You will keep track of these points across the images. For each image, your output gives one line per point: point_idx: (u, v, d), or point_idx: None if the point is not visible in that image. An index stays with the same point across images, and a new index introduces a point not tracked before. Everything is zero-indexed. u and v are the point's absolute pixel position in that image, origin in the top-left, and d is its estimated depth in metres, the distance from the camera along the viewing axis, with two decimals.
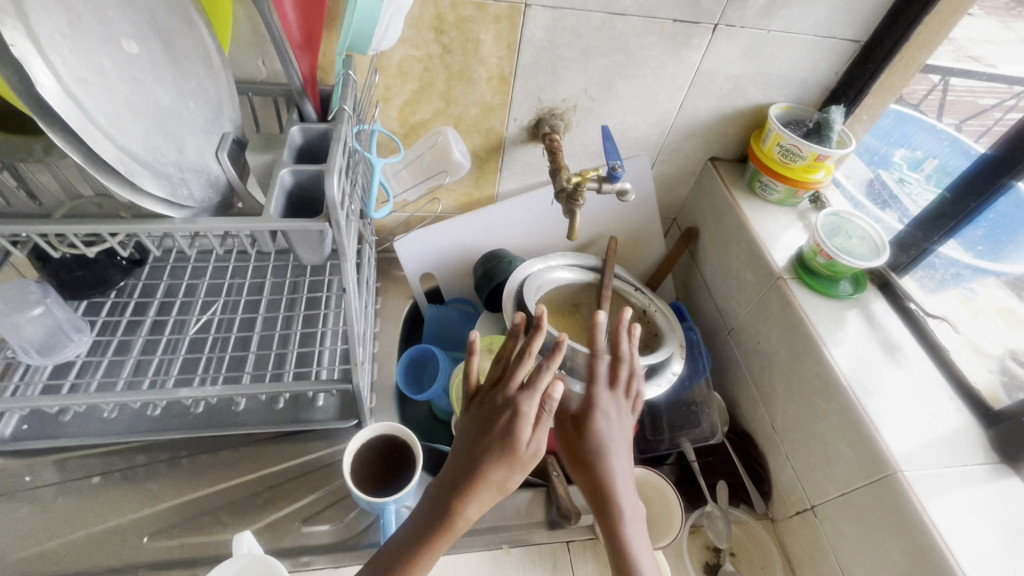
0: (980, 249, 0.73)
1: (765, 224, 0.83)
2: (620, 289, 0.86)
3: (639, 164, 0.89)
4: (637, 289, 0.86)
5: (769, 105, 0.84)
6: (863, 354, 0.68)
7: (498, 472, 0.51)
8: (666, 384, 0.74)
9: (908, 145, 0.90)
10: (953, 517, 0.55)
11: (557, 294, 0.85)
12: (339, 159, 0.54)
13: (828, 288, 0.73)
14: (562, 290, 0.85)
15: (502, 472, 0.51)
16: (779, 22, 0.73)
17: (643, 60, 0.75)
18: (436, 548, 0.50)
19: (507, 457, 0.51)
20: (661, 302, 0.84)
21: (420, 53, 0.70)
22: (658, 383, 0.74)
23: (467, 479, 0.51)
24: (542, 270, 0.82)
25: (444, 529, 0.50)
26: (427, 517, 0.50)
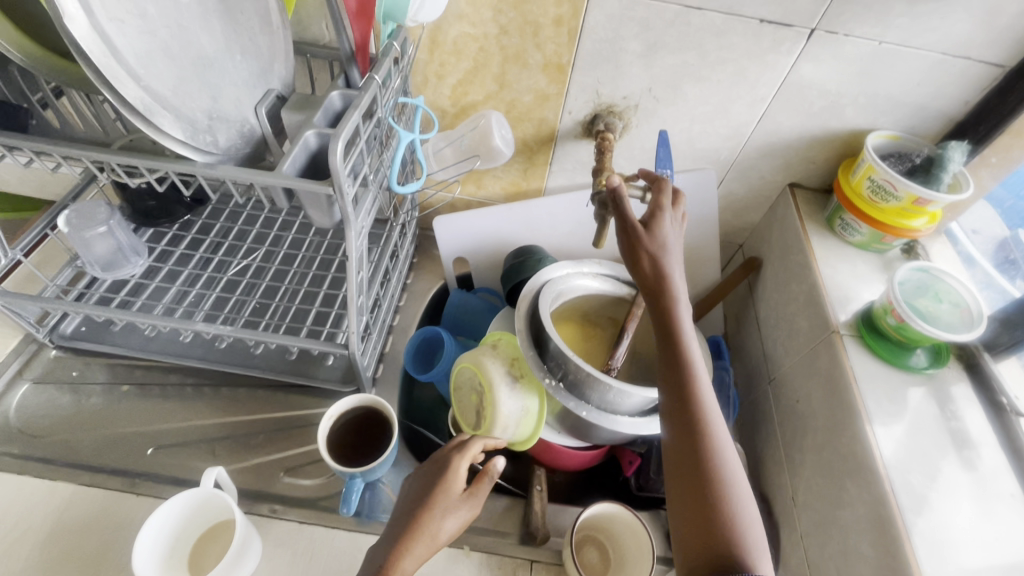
0: None
1: (836, 268, 0.71)
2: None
3: (704, 178, 0.81)
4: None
5: (871, 132, 0.71)
6: (922, 441, 0.56)
7: (432, 521, 0.53)
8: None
9: None
10: None
11: (579, 304, 0.81)
12: (353, 125, 0.53)
13: (895, 356, 0.61)
14: (587, 301, 0.81)
15: (435, 520, 0.54)
16: (896, 33, 0.61)
17: (719, 62, 0.67)
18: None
19: (442, 504, 0.55)
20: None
21: (476, 32, 0.68)
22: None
23: (400, 532, 0.52)
24: (567, 277, 0.77)
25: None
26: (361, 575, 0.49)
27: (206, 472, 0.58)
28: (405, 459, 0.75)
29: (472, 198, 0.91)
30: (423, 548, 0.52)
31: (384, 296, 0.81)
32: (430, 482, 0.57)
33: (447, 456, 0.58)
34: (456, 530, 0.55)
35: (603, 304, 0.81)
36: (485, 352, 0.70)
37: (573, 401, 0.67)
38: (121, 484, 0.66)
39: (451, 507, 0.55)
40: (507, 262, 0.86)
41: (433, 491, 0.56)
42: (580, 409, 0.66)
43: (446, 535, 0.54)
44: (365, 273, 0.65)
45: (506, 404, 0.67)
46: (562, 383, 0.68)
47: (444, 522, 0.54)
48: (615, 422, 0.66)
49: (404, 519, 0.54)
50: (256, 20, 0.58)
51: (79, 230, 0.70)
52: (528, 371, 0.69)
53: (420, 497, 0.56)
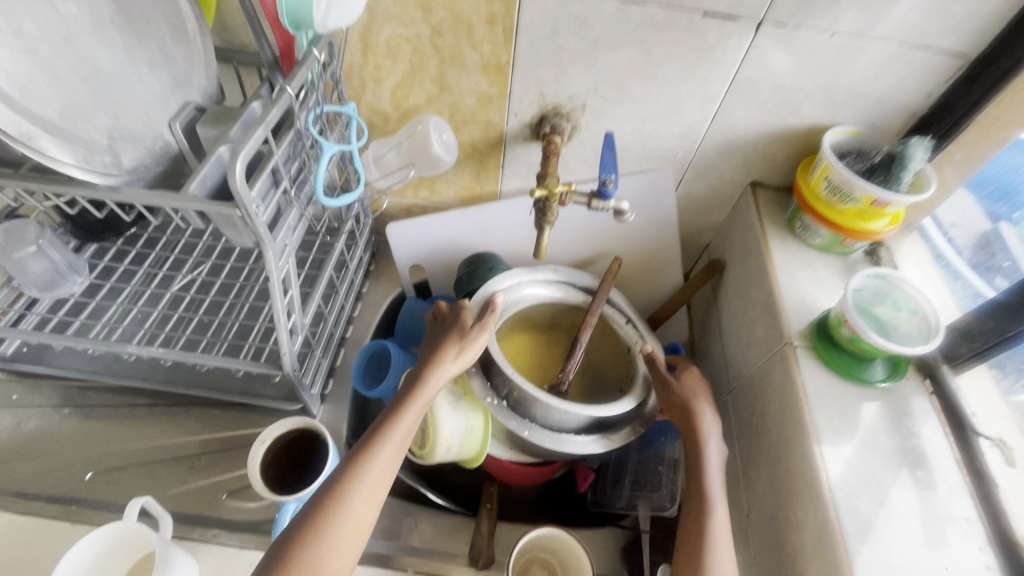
0: None
1: (796, 274, 0.67)
2: (611, 317, 0.74)
3: (662, 179, 0.77)
4: (630, 323, 0.73)
5: (830, 128, 0.67)
6: (872, 462, 0.53)
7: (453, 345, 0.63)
8: (615, 440, 0.64)
9: None
10: None
11: (525, 321, 0.78)
12: (254, 142, 0.50)
13: (850, 369, 0.58)
14: (535, 315, 0.78)
15: (457, 344, 0.63)
16: (849, 23, 0.57)
17: (665, 59, 0.63)
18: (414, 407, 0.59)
19: (459, 335, 0.64)
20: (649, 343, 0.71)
21: (408, 33, 0.64)
22: (611, 441, 0.64)
23: (431, 356, 0.62)
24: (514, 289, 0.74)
25: (416, 392, 0.60)
26: (402, 392, 0.60)
27: (130, 502, 0.56)
28: None
29: (427, 204, 0.88)
30: (450, 368, 0.61)
31: (331, 310, 0.78)
32: (449, 325, 0.66)
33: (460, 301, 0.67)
34: (475, 357, 0.64)
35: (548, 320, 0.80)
36: None
37: (516, 420, 0.64)
38: (59, 511, 0.65)
39: (469, 337, 0.64)
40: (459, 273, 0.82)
41: (454, 328, 0.65)
42: (522, 429, 0.63)
43: (465, 362, 0.63)
44: (294, 292, 0.62)
45: (447, 425, 0.64)
46: (506, 402, 0.65)
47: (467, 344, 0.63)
48: (559, 440, 0.63)
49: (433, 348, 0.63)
50: (166, 30, 0.55)
51: (7, 250, 0.69)
52: (471, 390, 0.67)
53: (443, 333, 0.65)
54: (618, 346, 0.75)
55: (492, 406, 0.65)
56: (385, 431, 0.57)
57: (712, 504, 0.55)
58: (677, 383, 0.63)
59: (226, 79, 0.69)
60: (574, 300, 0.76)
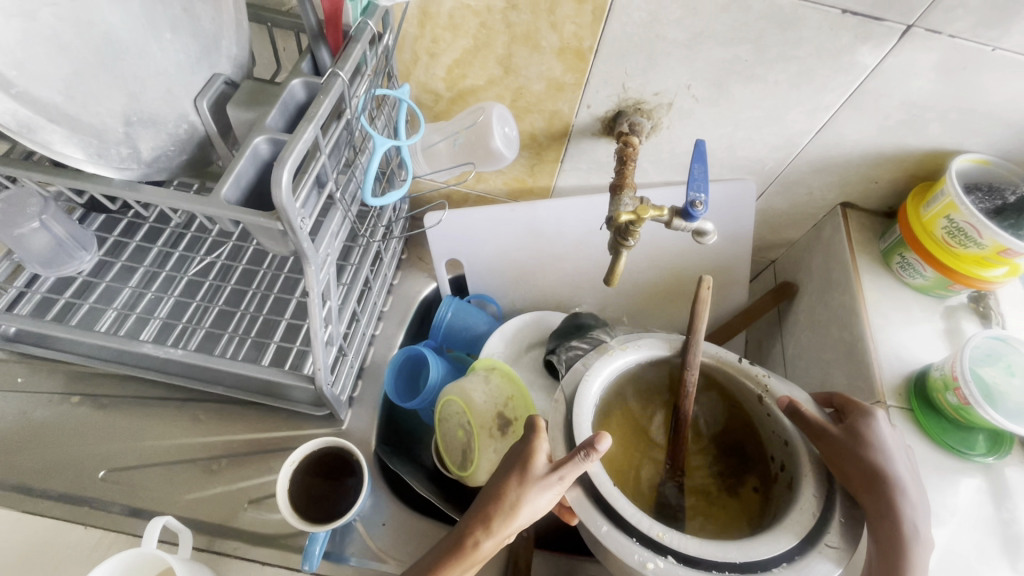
0: None
1: (889, 318, 0.60)
2: (719, 359, 0.57)
3: (742, 191, 0.68)
4: (747, 365, 0.56)
5: (955, 153, 0.58)
6: (967, 549, 0.48)
7: (512, 493, 0.46)
8: (842, 550, 0.45)
9: None
10: None
11: (611, 403, 0.60)
12: (303, 144, 0.41)
13: (948, 437, 0.52)
14: (617, 393, 0.60)
15: (516, 494, 0.46)
16: (1017, 38, 0.47)
17: (780, 60, 0.53)
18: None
19: (520, 479, 0.47)
20: (788, 392, 0.54)
21: (476, 3, 0.54)
22: (825, 559, 0.45)
23: (483, 506, 0.46)
24: (592, 382, 0.54)
25: (454, 561, 0.45)
26: (435, 553, 0.45)
27: (148, 524, 0.51)
28: (383, 489, 0.67)
29: (471, 192, 0.79)
30: (499, 530, 0.45)
31: (365, 310, 0.71)
32: (515, 453, 0.49)
33: (534, 424, 0.49)
34: (539, 508, 0.46)
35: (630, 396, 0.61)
36: (476, 384, 0.65)
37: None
38: (69, 512, 0.61)
39: (532, 480, 0.46)
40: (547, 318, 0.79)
41: (516, 462, 0.48)
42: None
43: (529, 515, 0.46)
44: (334, 303, 0.55)
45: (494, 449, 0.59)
46: (676, 556, 0.46)
47: (528, 495, 0.45)
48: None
49: (485, 490, 0.48)
50: None
51: (6, 226, 0.59)
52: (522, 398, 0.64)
53: (506, 467, 0.49)
54: (736, 396, 0.59)
55: (612, 536, 0.47)
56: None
57: None
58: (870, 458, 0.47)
59: (256, 41, 0.59)
60: (661, 359, 0.58)
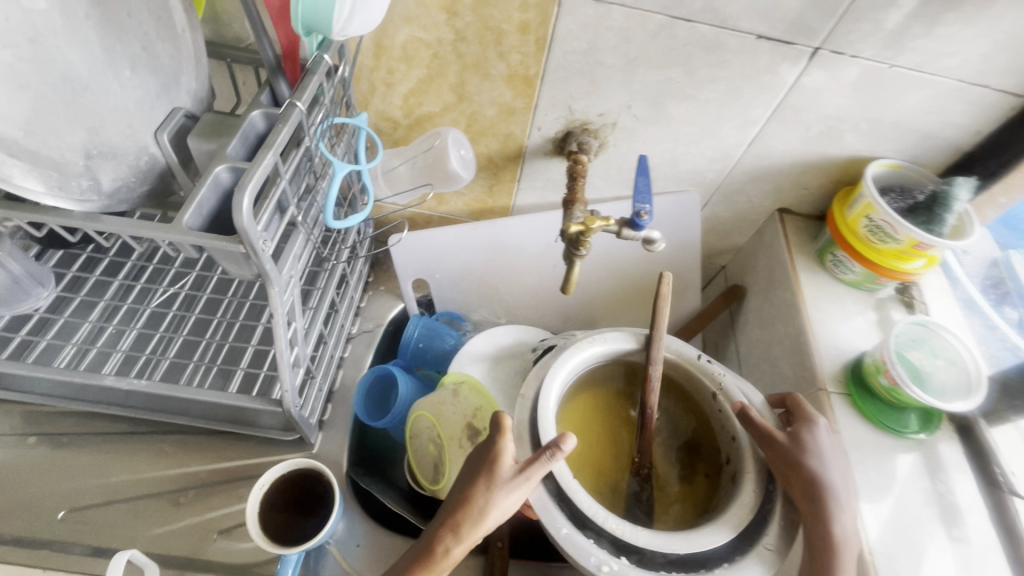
0: None
1: (826, 311, 0.65)
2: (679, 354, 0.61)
3: (686, 201, 0.73)
4: (703, 361, 0.60)
5: (870, 160, 0.64)
6: (906, 518, 0.52)
7: (479, 497, 0.47)
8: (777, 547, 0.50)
9: None
10: None
11: (569, 392, 0.64)
12: (262, 172, 0.43)
13: (884, 418, 0.57)
14: (577, 382, 0.64)
15: (483, 497, 0.46)
16: (909, 56, 0.53)
17: (708, 81, 0.58)
18: None
19: (486, 483, 0.47)
20: (736, 393, 0.58)
21: (428, 36, 0.57)
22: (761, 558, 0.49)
23: (450, 512, 0.47)
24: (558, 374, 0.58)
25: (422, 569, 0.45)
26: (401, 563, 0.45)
27: (112, 560, 0.50)
28: (355, 511, 0.67)
29: (433, 214, 0.82)
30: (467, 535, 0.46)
31: (332, 332, 0.72)
32: (481, 455, 0.50)
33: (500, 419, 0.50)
34: (506, 509, 0.47)
35: (592, 384, 0.66)
36: (445, 398, 0.66)
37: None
38: (24, 556, 0.59)
39: (499, 482, 0.47)
40: (513, 335, 0.80)
41: (483, 464, 0.48)
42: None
43: (496, 518, 0.47)
44: (299, 324, 0.56)
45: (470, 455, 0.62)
46: (628, 556, 0.50)
47: (496, 499, 0.46)
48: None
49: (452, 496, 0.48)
50: (150, 24, 0.47)
51: None
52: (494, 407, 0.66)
53: (472, 469, 0.49)
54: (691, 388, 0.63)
55: (571, 539, 0.50)
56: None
57: None
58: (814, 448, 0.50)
59: (216, 76, 0.61)
60: (626, 352, 0.62)
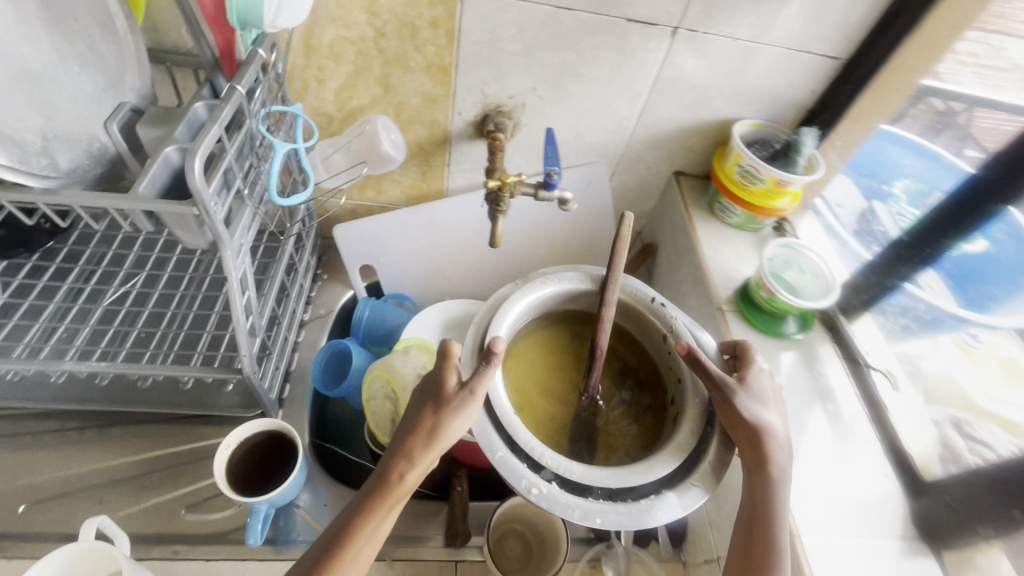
0: (956, 292, 0.66)
1: (718, 249, 0.77)
2: (632, 296, 0.65)
3: (595, 171, 0.84)
4: (657, 302, 0.64)
5: (737, 121, 0.77)
6: (793, 401, 0.64)
7: (429, 421, 0.53)
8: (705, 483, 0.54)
9: (902, 170, 0.76)
10: None
11: (525, 329, 0.69)
12: (209, 143, 0.49)
13: (769, 326, 0.68)
14: (534, 320, 0.70)
15: (434, 420, 0.53)
16: (747, 30, 0.66)
17: (595, 60, 0.70)
18: (379, 509, 0.50)
19: (434, 409, 0.53)
20: (682, 330, 0.62)
21: (351, 34, 0.66)
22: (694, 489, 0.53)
23: (406, 440, 0.53)
24: (510, 306, 0.64)
25: (381, 492, 0.51)
26: (360, 492, 0.51)
27: (85, 523, 0.53)
28: (321, 476, 0.71)
29: (374, 204, 0.89)
30: (421, 457, 0.52)
31: (285, 313, 0.76)
32: (429, 385, 0.56)
33: (449, 344, 0.56)
34: (453, 432, 0.53)
35: (553, 320, 0.71)
36: (398, 357, 0.72)
37: (566, 500, 0.52)
38: None
39: (447, 408, 0.53)
40: (455, 307, 0.86)
41: (431, 395, 0.55)
42: (595, 521, 0.50)
43: (446, 441, 0.53)
44: (252, 292, 0.60)
45: None
46: (558, 480, 0.54)
47: (446, 422, 0.53)
48: (632, 515, 0.52)
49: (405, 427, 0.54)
50: (96, 28, 0.53)
51: None
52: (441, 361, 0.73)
53: (422, 400, 0.55)
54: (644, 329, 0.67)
55: (504, 460, 0.54)
56: (331, 549, 0.48)
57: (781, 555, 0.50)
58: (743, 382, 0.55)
59: (157, 80, 0.67)
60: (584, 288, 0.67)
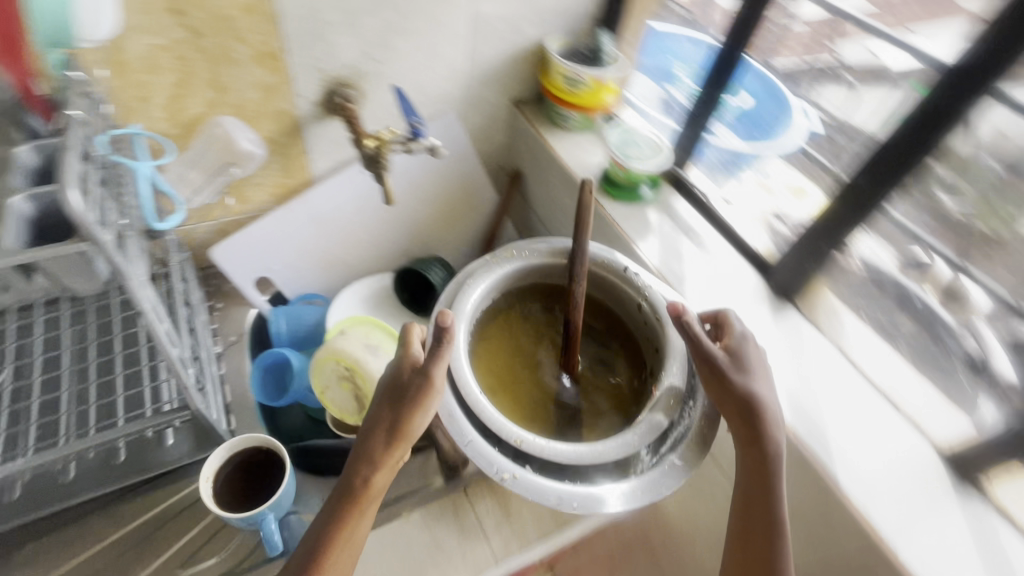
0: (742, 132, 0.87)
1: (571, 151, 0.90)
2: (605, 266, 0.69)
3: (447, 119, 0.90)
4: (629, 271, 0.67)
5: (549, 41, 0.89)
6: (667, 243, 0.79)
7: (392, 416, 0.53)
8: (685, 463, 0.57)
9: (681, 58, 0.95)
10: None
11: (489, 317, 0.70)
12: (75, 174, 0.45)
13: (630, 196, 0.82)
14: (496, 306, 0.71)
15: (397, 416, 0.52)
16: None
17: (414, 14, 0.75)
18: (354, 517, 0.50)
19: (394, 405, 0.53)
20: (657, 299, 0.66)
21: (164, 41, 0.63)
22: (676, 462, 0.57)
23: (370, 441, 0.52)
24: (473, 289, 0.66)
25: (350, 499, 0.50)
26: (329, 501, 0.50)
27: None
28: (307, 478, 0.73)
29: (243, 216, 0.84)
30: (386, 456, 0.51)
31: (201, 349, 0.73)
32: (387, 377, 0.55)
33: (407, 329, 0.57)
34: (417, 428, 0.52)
35: (529, 297, 0.74)
36: (344, 341, 0.73)
37: (543, 487, 0.54)
38: None
39: (409, 403, 0.52)
40: (366, 287, 0.91)
41: (390, 389, 0.54)
42: (576, 506, 0.54)
43: (410, 437, 0.53)
44: (169, 326, 0.59)
45: (376, 365, 0.72)
46: (533, 465, 0.56)
47: (411, 418, 0.52)
48: (611, 488, 0.55)
49: (367, 428, 0.53)
50: None
51: None
52: (378, 331, 0.76)
53: (382, 393, 0.55)
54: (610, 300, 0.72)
55: (474, 447, 0.55)
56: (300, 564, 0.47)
57: (782, 528, 0.51)
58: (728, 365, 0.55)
59: None
60: (555, 257, 0.71)
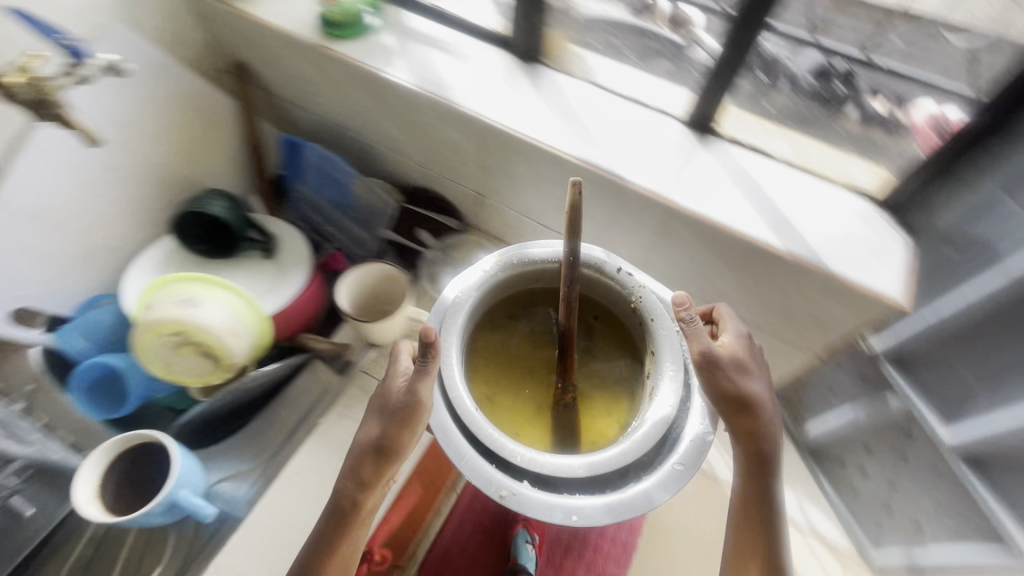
0: None
1: (274, 11, 0.80)
2: (597, 271, 0.59)
3: (115, 33, 0.73)
4: (620, 270, 0.58)
5: None
6: (414, 59, 0.77)
7: (379, 437, 0.51)
8: (688, 470, 0.50)
9: None
10: (537, 124, 0.71)
11: (480, 342, 0.61)
12: None
13: (355, 31, 0.77)
14: (480, 330, 0.61)
15: (388, 434, 0.51)
16: None
17: None
18: (345, 541, 0.50)
19: (382, 426, 0.51)
20: (651, 297, 0.57)
21: None
22: (670, 477, 0.50)
23: (360, 465, 0.51)
24: (454, 322, 0.55)
25: (340, 527, 0.50)
26: (320, 527, 0.50)
27: None
28: (208, 452, 0.70)
29: None
30: (374, 481, 0.51)
31: None
32: (376, 397, 0.54)
33: (397, 345, 0.54)
34: (404, 448, 0.51)
35: (527, 315, 0.64)
36: (153, 311, 0.65)
37: (539, 503, 0.48)
38: None
39: (401, 426, 0.50)
40: (153, 252, 0.82)
41: (380, 405, 0.52)
42: (571, 520, 0.47)
43: (398, 458, 0.51)
44: None
45: (207, 316, 0.65)
46: (530, 478, 0.49)
47: (404, 436, 0.50)
48: (616, 507, 0.48)
49: (357, 455, 0.52)
50: None
51: None
52: (187, 283, 0.67)
53: (371, 409, 0.53)
54: (609, 306, 0.62)
55: (469, 464, 0.49)
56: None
57: (769, 492, 0.54)
58: (739, 377, 0.54)
59: None
60: (545, 264, 0.60)
